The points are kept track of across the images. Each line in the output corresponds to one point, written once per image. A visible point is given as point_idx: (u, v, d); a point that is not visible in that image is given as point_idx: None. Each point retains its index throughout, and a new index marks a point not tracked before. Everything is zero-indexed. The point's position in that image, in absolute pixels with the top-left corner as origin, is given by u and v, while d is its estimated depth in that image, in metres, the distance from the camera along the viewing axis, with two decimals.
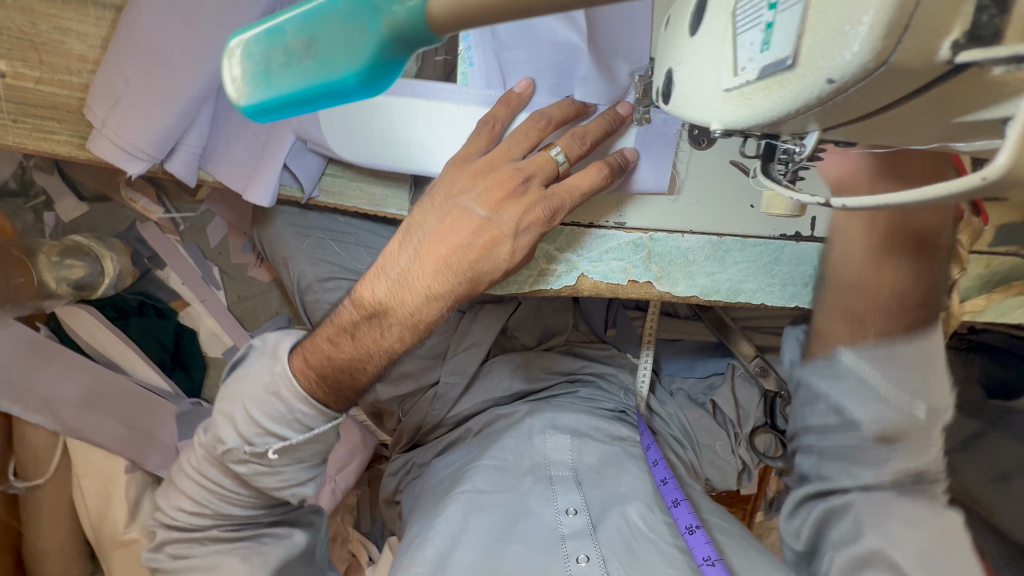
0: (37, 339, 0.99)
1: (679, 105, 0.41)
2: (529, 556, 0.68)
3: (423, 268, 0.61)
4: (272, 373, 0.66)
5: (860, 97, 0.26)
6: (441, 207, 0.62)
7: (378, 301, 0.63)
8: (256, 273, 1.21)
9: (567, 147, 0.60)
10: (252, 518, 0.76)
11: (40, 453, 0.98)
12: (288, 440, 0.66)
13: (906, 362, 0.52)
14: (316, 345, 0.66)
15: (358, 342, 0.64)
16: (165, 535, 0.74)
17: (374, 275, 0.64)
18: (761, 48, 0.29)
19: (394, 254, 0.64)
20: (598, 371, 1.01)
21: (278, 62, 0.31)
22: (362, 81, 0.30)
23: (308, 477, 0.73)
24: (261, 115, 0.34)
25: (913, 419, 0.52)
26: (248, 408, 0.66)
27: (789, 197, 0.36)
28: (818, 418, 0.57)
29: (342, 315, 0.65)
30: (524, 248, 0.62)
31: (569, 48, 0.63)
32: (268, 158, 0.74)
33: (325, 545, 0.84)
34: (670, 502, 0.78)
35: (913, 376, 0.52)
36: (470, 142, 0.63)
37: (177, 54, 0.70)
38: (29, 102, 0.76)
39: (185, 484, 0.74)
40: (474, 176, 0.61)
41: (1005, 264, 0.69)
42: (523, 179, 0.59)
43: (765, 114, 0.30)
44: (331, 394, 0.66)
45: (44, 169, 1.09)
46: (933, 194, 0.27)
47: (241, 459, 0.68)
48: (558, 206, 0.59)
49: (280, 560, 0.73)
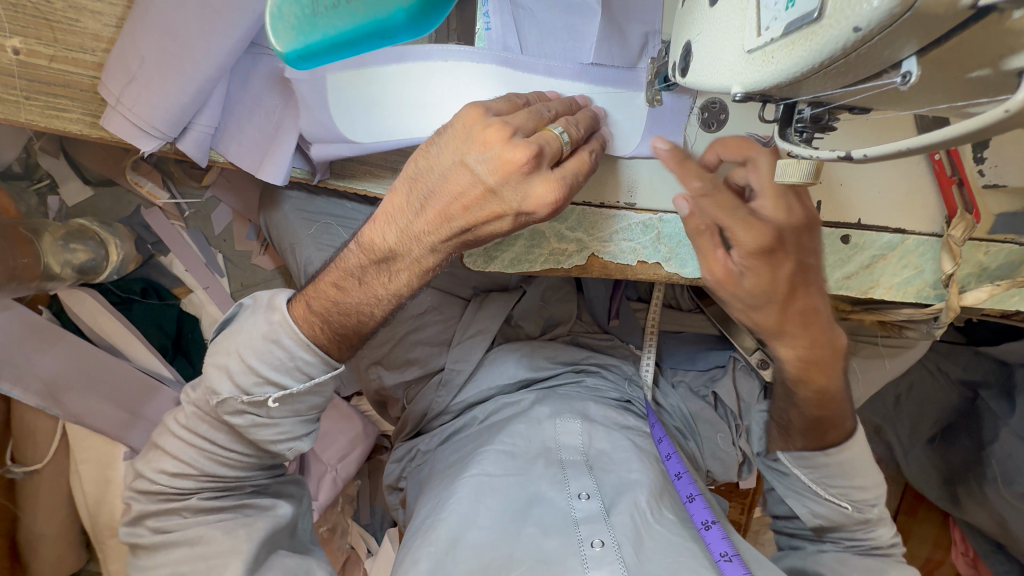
0: (38, 322, 0.97)
1: (697, 76, 0.43)
2: (544, 539, 0.70)
3: (427, 223, 0.59)
4: (270, 322, 0.65)
5: (883, 44, 0.27)
6: (447, 161, 0.57)
7: (388, 248, 0.62)
8: (261, 261, 1.23)
9: (569, 130, 0.58)
10: (237, 484, 0.76)
11: (39, 437, 0.97)
12: (288, 389, 0.66)
13: (840, 465, 0.79)
14: (319, 290, 0.66)
15: (367, 287, 0.65)
16: (143, 509, 0.72)
17: (383, 220, 0.62)
18: (785, 6, 0.30)
19: (401, 204, 0.61)
20: (602, 361, 1.02)
21: (324, 6, 0.34)
22: (410, 18, 0.34)
23: (306, 431, 0.73)
24: (302, 60, 0.36)
25: (841, 512, 0.81)
26: (243, 356, 0.65)
27: (809, 155, 0.36)
28: (779, 504, 0.89)
29: (349, 259, 0.65)
30: (524, 222, 0.60)
31: (583, 10, 0.67)
32: (281, 137, 0.76)
33: (308, 518, 0.85)
34: (684, 497, 0.85)
35: (844, 468, 0.80)
36: (490, 102, 0.58)
37: (194, 32, 0.70)
38: (42, 79, 0.76)
39: (170, 444, 0.73)
40: (486, 135, 0.54)
41: (1003, 252, 0.72)
42: (533, 154, 0.53)
43: (789, 71, 0.31)
44: (334, 339, 0.66)
45: (49, 152, 1.08)
46: (953, 131, 0.27)
47: (236, 410, 0.67)
48: (564, 187, 0.56)
49: (266, 531, 0.72)
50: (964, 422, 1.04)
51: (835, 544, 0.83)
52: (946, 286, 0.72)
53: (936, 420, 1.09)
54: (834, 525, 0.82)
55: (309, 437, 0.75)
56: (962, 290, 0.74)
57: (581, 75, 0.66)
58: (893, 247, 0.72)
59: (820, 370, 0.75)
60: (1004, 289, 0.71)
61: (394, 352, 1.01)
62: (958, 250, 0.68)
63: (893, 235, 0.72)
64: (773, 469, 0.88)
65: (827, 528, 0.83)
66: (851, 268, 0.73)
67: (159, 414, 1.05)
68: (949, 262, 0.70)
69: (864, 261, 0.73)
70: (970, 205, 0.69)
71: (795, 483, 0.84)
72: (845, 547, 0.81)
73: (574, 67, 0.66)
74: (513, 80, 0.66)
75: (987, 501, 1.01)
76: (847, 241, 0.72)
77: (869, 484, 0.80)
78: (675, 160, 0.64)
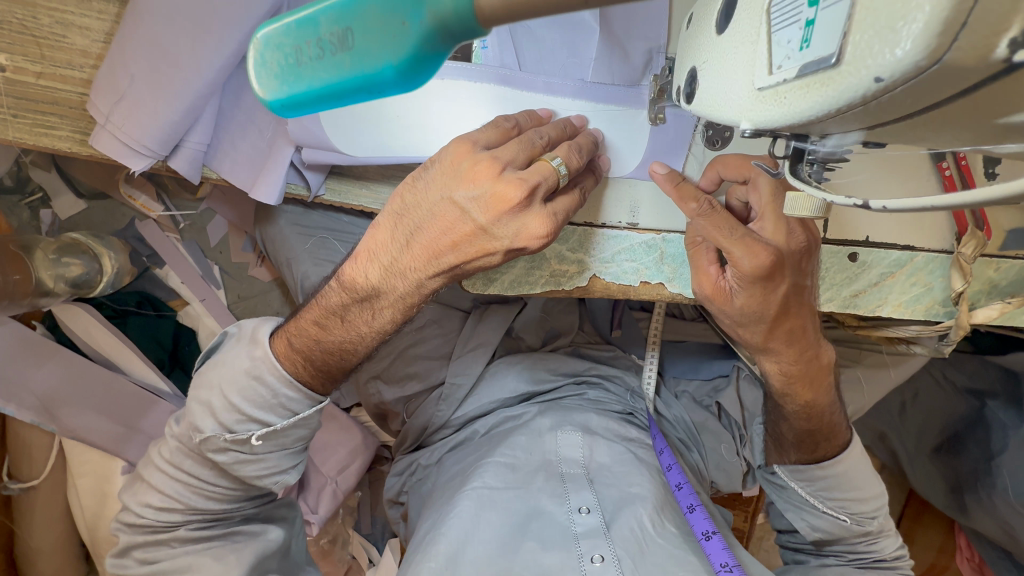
0: (31, 337, 0.96)
1: (703, 104, 0.41)
2: (544, 553, 0.69)
3: (414, 259, 0.58)
4: (252, 358, 0.65)
5: (903, 95, 0.26)
6: (435, 199, 0.55)
7: (371, 286, 0.60)
8: (258, 272, 1.22)
9: (567, 159, 0.56)
10: (226, 514, 0.75)
11: (35, 453, 0.96)
12: (273, 425, 0.66)
13: (837, 476, 0.77)
14: (301, 327, 0.65)
15: (349, 325, 0.64)
16: (131, 540, 0.71)
17: (366, 258, 0.60)
18: (799, 46, 0.29)
19: (384, 240, 0.59)
20: (605, 373, 0.99)
21: (310, 55, 0.30)
22: (401, 74, 0.29)
23: (291, 464, 0.73)
24: (286, 110, 0.33)
25: (843, 525, 0.79)
26: (226, 394, 0.65)
27: (820, 197, 0.35)
28: (782, 518, 0.87)
29: (331, 296, 0.64)
30: (509, 255, 0.58)
31: (584, 28, 0.63)
32: (276, 154, 0.74)
33: (303, 539, 0.84)
34: (684, 507, 0.82)
35: (843, 481, 0.78)
36: (478, 132, 0.56)
37: (183, 48, 0.68)
38: (29, 97, 0.74)
39: (155, 478, 0.72)
40: (475, 171, 0.53)
41: (1014, 268, 0.70)
42: (527, 193, 0.52)
43: (802, 114, 0.29)
44: (318, 375, 0.66)
45: (41, 166, 1.07)
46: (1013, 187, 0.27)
47: (220, 448, 0.67)
48: (556, 223, 0.56)
49: (255, 556, 0.72)
50: (971, 431, 1.02)
51: (837, 557, 0.81)
52: (955, 303, 0.71)
53: (942, 429, 1.07)
54: (834, 538, 0.81)
55: (295, 470, 0.75)
56: (971, 307, 0.72)
57: (580, 92, 0.65)
58: (902, 263, 0.70)
59: (809, 389, 0.74)
60: (1016, 306, 0.70)
61: (394, 367, 1.01)
62: (969, 268, 0.67)
63: (902, 252, 0.70)
64: (772, 482, 0.85)
65: (826, 541, 0.82)
66: (859, 286, 0.71)
67: (157, 427, 1.02)
68: (959, 280, 0.68)
69: (873, 278, 0.71)
70: (981, 222, 0.68)
71: (794, 497, 0.82)
72: (848, 560, 0.80)
73: (574, 84, 0.65)
74: (510, 98, 0.65)
75: (994, 511, 0.99)
76: (854, 259, 0.70)
77: (867, 496, 0.78)
78: (672, 183, 0.60)
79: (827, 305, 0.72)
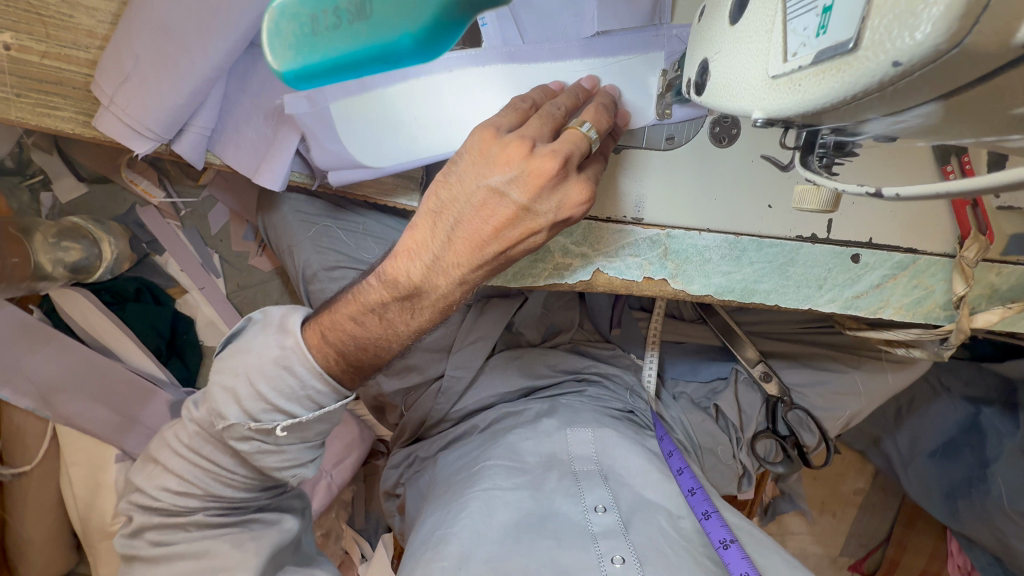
0: (29, 322, 0.94)
1: (713, 95, 0.41)
2: (561, 551, 0.66)
3: (457, 254, 0.57)
4: (282, 347, 0.65)
5: (922, 81, 0.26)
6: (471, 189, 0.55)
7: (413, 284, 0.59)
8: (258, 262, 1.22)
9: (595, 123, 0.55)
10: (242, 503, 0.75)
11: (28, 439, 0.94)
12: (297, 418, 0.66)
13: None
14: (334, 322, 0.64)
15: (386, 323, 0.62)
16: (142, 520, 0.71)
17: (406, 256, 0.59)
18: (816, 32, 0.29)
19: (424, 239, 0.58)
20: (604, 371, 0.99)
21: (326, 24, 0.31)
22: (418, 43, 0.31)
23: (309, 458, 0.73)
24: (300, 81, 0.33)
25: None
26: (253, 383, 0.65)
27: (828, 186, 0.35)
28: None
29: (369, 294, 0.62)
30: (546, 237, 0.58)
31: None
32: (279, 144, 0.74)
33: (311, 532, 0.83)
34: (699, 514, 0.75)
35: None
36: (498, 116, 0.55)
37: (187, 28, 0.67)
38: (32, 76, 0.74)
39: (170, 462, 0.72)
40: (507, 153, 0.52)
41: (1015, 273, 0.70)
42: (562, 163, 0.52)
43: (815, 102, 0.29)
44: (348, 370, 0.66)
45: (43, 148, 1.06)
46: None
47: (244, 436, 0.67)
48: (591, 187, 0.55)
49: (272, 546, 0.71)
50: (965, 436, 1.02)
51: None
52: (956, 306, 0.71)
53: None
54: None
55: (311, 465, 0.75)
56: (972, 312, 0.72)
57: (588, 51, 0.64)
58: (904, 266, 0.70)
59: None
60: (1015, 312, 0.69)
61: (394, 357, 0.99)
62: (970, 272, 0.66)
63: (904, 254, 0.70)
64: None
65: None
66: (860, 288, 0.71)
67: (156, 420, 1.02)
68: (960, 283, 0.68)
69: (874, 280, 0.71)
70: (983, 226, 0.67)
71: None
72: None
73: (580, 44, 0.64)
74: (517, 76, 0.65)
75: (988, 516, 0.99)
76: (857, 260, 0.70)
77: None
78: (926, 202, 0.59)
79: (827, 305, 0.72)
